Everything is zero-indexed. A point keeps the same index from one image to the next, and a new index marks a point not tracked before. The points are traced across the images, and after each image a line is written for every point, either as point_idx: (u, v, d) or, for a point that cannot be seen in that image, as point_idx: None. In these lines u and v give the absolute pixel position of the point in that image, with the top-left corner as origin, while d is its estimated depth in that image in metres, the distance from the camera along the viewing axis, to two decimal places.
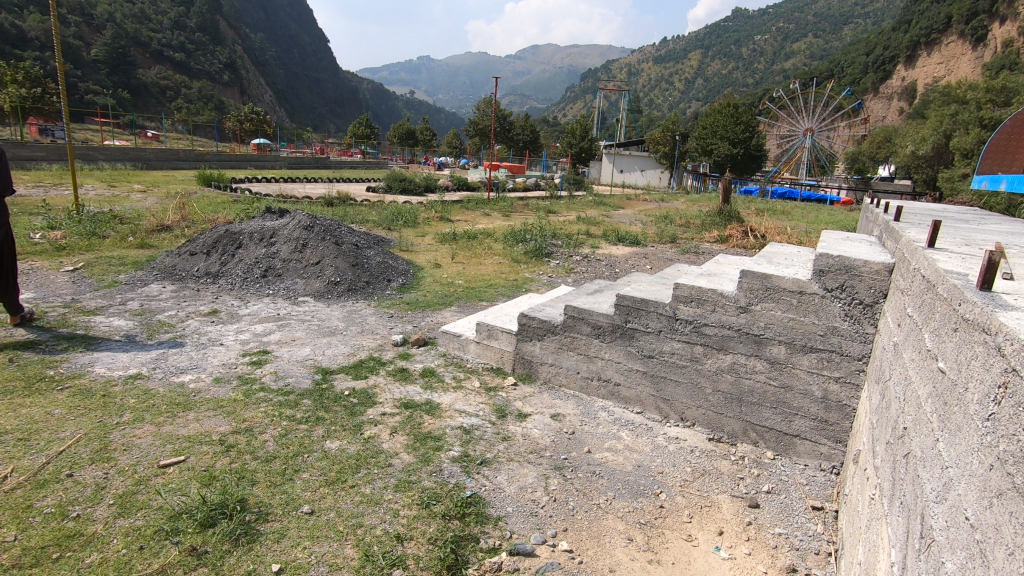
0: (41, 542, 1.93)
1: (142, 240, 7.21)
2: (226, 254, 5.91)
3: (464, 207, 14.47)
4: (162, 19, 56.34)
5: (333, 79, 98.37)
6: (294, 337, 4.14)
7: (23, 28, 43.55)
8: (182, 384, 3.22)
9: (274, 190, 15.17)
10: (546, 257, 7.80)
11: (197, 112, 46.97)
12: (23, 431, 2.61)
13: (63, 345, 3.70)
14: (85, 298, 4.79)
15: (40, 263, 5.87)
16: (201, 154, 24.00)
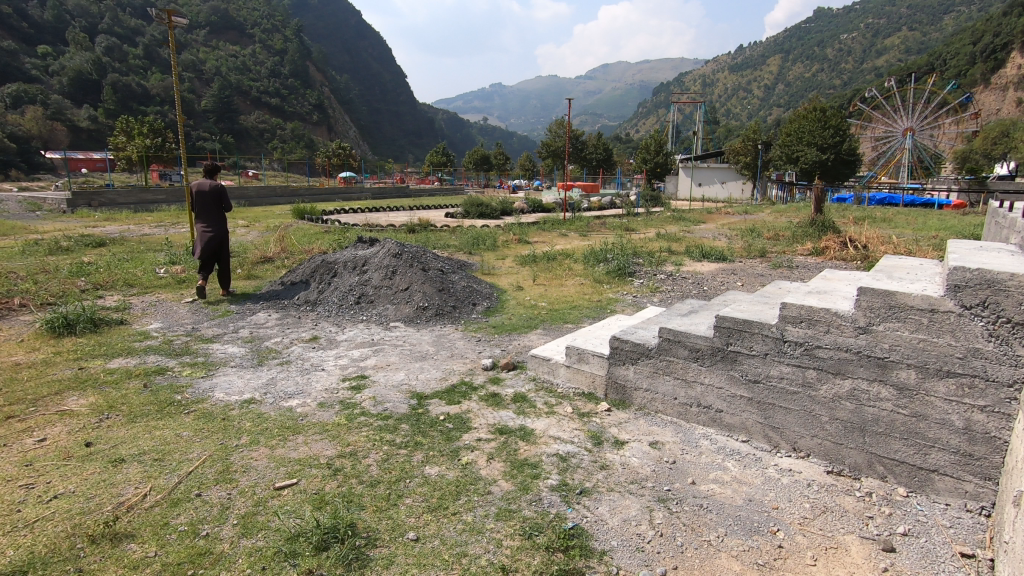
0: (177, 560, 2.07)
1: (248, 271, 7.83)
2: (323, 282, 6.26)
3: (541, 228, 14.62)
4: (261, 69, 62.02)
5: (411, 112, 103.27)
6: (388, 361, 4.28)
7: (146, 87, 49.44)
8: (290, 409, 3.40)
9: (361, 220, 16.04)
10: (629, 276, 7.64)
11: (291, 151, 50.86)
12: (158, 452, 2.85)
13: (188, 370, 4.05)
14: (203, 326, 5.24)
15: (165, 296, 6.53)
16: (295, 189, 25.89)
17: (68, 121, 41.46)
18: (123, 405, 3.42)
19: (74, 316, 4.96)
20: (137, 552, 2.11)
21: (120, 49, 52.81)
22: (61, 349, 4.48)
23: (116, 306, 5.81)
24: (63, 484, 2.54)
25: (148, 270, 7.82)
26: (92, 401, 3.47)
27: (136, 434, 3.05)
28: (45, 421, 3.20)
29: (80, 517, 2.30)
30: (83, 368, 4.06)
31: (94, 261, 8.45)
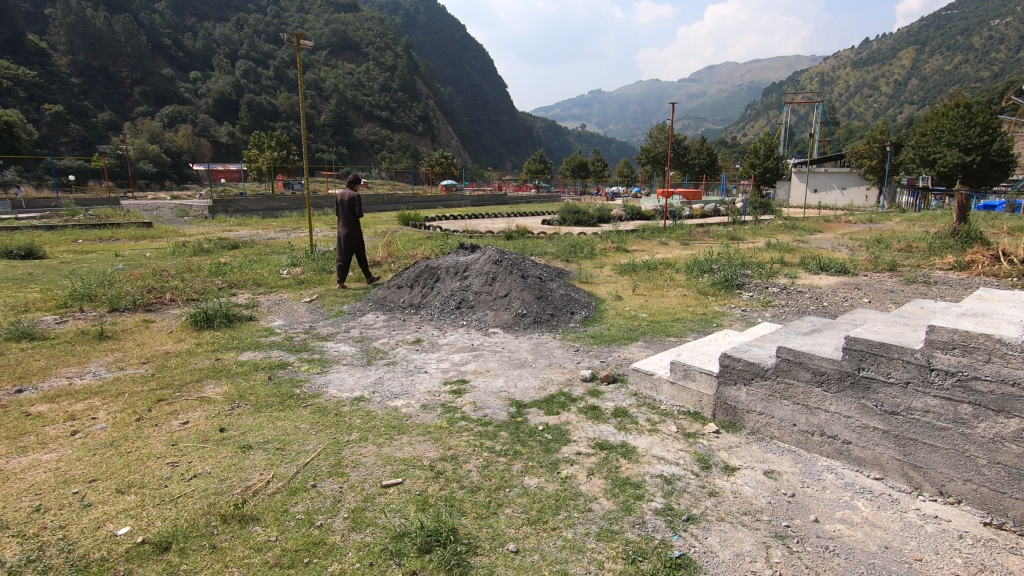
0: (294, 546, 2.21)
1: (359, 274, 8.34)
2: (427, 287, 6.49)
3: (640, 236, 14.26)
4: (373, 84, 66.26)
5: (511, 121, 105.37)
6: (488, 367, 4.34)
7: (275, 105, 54.71)
8: (396, 408, 3.54)
9: (462, 226, 16.56)
10: (737, 288, 7.20)
11: (397, 161, 53.81)
12: (279, 441, 3.08)
13: (306, 366, 4.36)
14: (320, 325, 5.64)
15: (287, 295, 7.13)
16: (401, 197, 27.32)
17: (211, 138, 46.90)
18: (251, 395, 3.75)
19: (213, 311, 5.53)
20: (261, 534, 2.28)
21: (255, 71, 58.91)
22: (202, 341, 5.02)
23: (247, 304, 6.43)
24: (201, 464, 2.82)
25: (274, 271, 8.61)
26: (226, 390, 3.84)
27: (262, 423, 3.32)
28: (188, 406, 3.58)
29: (216, 496, 2.54)
30: (219, 359, 4.52)
31: (230, 262, 9.43)
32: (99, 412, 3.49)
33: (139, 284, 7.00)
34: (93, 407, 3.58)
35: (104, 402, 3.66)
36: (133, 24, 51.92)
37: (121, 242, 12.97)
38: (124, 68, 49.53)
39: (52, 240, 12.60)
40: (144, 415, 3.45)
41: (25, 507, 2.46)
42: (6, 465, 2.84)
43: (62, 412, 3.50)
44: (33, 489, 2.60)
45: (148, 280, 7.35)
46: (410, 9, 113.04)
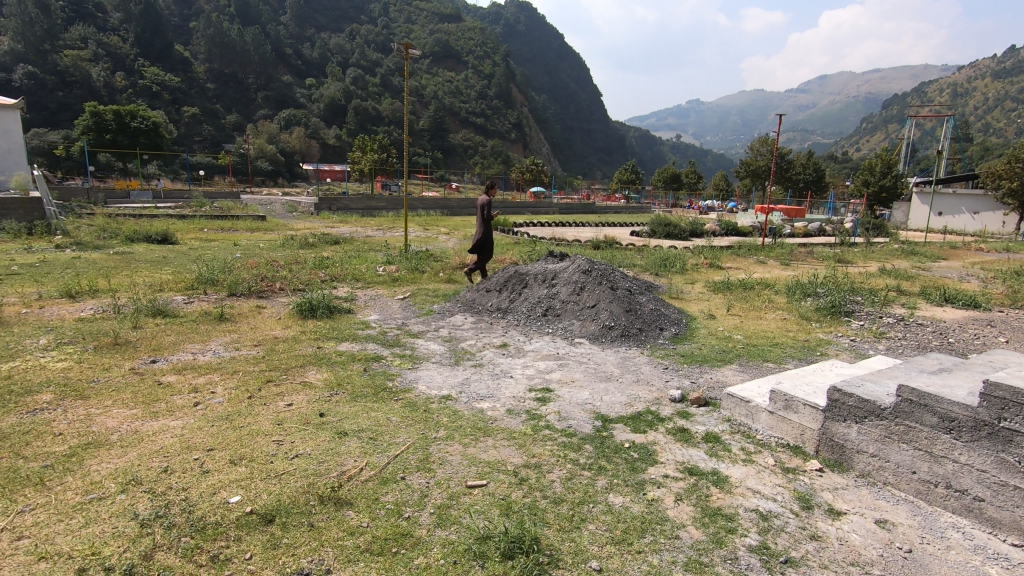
0: (384, 535, 2.29)
1: (449, 275, 8.60)
2: (515, 292, 6.55)
3: (735, 253, 13.61)
4: (471, 92, 68.28)
5: (603, 130, 104.51)
6: (573, 377, 4.30)
7: (379, 110, 57.89)
8: (482, 411, 3.59)
9: (549, 234, 16.59)
10: (845, 316, 6.64)
11: (489, 167, 54.95)
12: (372, 431, 3.23)
13: (398, 361, 4.55)
14: (412, 323, 5.86)
15: (382, 291, 7.49)
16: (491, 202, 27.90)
17: (320, 140, 50.45)
18: (348, 384, 3.97)
19: (316, 302, 5.92)
20: (354, 519, 2.40)
21: (363, 78, 62.64)
22: (305, 329, 5.38)
23: (347, 297, 6.82)
24: (302, 446, 3.01)
25: (371, 267, 9.09)
26: (325, 377, 4.09)
27: (357, 412, 3.50)
28: (292, 389, 3.85)
29: (315, 477, 2.70)
30: (321, 347, 4.83)
31: (333, 256, 10.06)
32: (217, 387, 3.83)
33: (254, 272, 7.64)
34: (213, 382, 3.95)
35: (222, 377, 4.04)
36: (262, 35, 57.06)
37: (239, 233, 14.26)
38: (251, 75, 54.48)
39: (183, 228, 14.10)
40: (255, 393, 3.75)
41: (155, 466, 2.75)
42: (141, 426, 3.19)
43: (187, 383, 3.90)
44: (161, 452, 2.90)
45: (261, 268, 8.02)
46: (511, 19, 115.49)
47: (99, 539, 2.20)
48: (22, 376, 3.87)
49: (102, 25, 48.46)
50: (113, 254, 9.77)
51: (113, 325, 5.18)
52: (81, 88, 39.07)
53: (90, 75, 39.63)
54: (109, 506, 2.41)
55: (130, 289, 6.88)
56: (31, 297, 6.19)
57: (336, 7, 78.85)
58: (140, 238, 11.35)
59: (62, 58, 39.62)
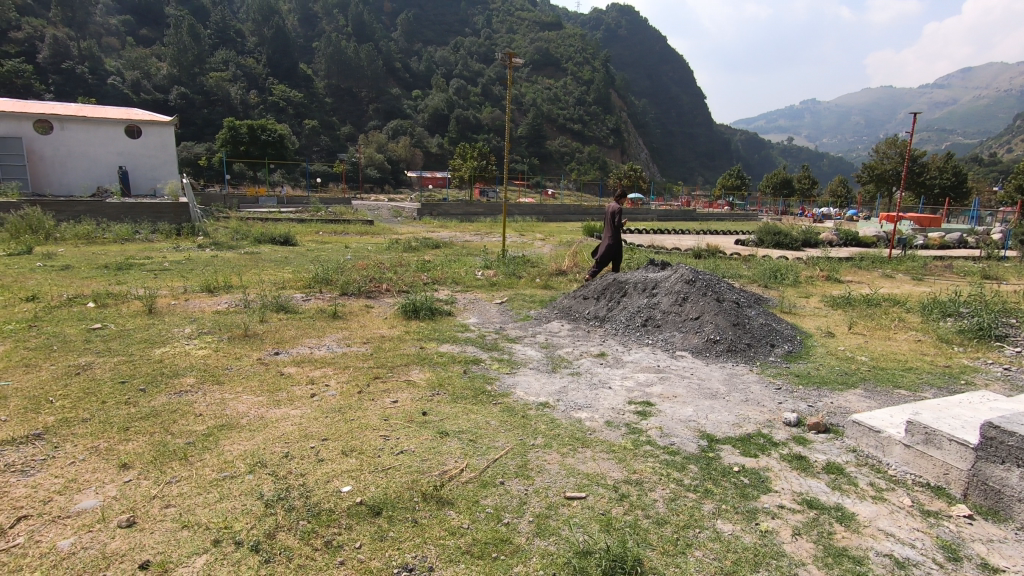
0: (483, 538, 2.31)
1: (546, 281, 8.61)
2: (613, 300, 6.41)
3: (856, 265, 12.42)
4: (569, 98, 68.32)
5: (707, 134, 100.12)
6: (675, 393, 4.10)
7: (480, 119, 59.61)
8: (581, 421, 3.53)
9: (647, 241, 16.12)
10: (996, 340, 5.80)
11: (586, 173, 54.56)
12: (472, 432, 3.29)
13: (496, 364, 4.61)
14: (509, 327, 5.92)
15: (481, 295, 7.66)
16: (587, 209, 27.67)
17: (424, 148, 52.86)
18: (449, 384, 4.08)
19: (420, 303, 6.17)
20: (455, 520, 2.44)
21: (466, 88, 64.79)
22: (410, 329, 5.63)
23: (447, 300, 7.04)
24: (407, 442, 3.13)
25: (470, 271, 9.34)
26: (428, 376, 4.24)
27: (458, 413, 3.58)
28: (397, 386, 4.03)
29: (418, 475, 2.79)
30: (424, 347, 5.02)
31: (434, 260, 10.47)
32: (331, 381, 4.10)
33: (364, 273, 8.15)
34: (327, 375, 4.23)
35: (335, 371, 4.31)
36: (375, 51, 60.89)
37: (351, 236, 15.31)
38: (364, 89, 58.30)
39: (302, 231, 15.38)
40: (364, 388, 3.96)
41: (277, 452, 2.98)
42: (266, 413, 3.48)
43: (305, 374, 4.21)
44: (283, 438, 3.14)
45: (370, 270, 8.52)
46: (612, 23, 114.10)
47: (231, 514, 2.42)
48: (171, 360, 4.38)
49: (241, 49, 54.25)
50: (243, 253, 10.82)
51: (243, 318, 5.72)
52: (222, 106, 43.91)
53: (230, 93, 44.46)
54: (240, 485, 2.65)
55: (257, 285, 7.59)
56: (177, 291, 7.01)
57: (443, 22, 82.42)
58: (266, 240, 12.52)
59: (208, 80, 44.79)
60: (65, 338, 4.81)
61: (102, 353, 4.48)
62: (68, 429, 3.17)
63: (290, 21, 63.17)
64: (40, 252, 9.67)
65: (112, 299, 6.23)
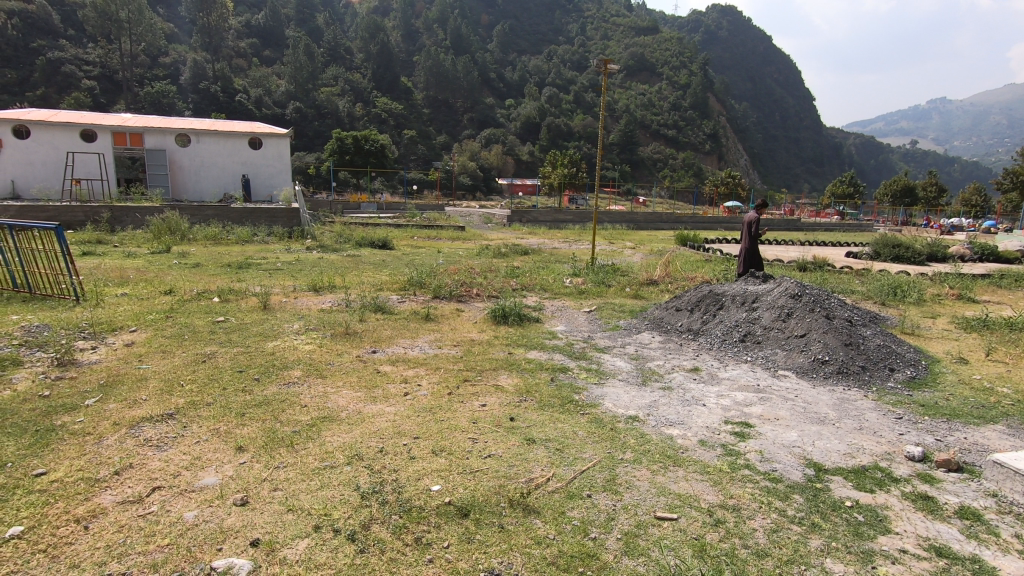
0: (569, 550, 2.28)
1: (636, 291, 8.41)
2: (708, 313, 6.11)
3: (992, 283, 10.99)
4: (664, 104, 66.50)
5: (814, 138, 93.41)
6: (777, 415, 3.82)
7: (571, 126, 59.60)
8: (672, 438, 3.38)
9: (745, 251, 15.24)
10: None
11: (679, 180, 52.78)
12: (560, 441, 3.26)
13: (584, 374, 4.55)
14: (598, 336, 5.84)
15: (570, 302, 7.62)
16: (680, 217, 26.71)
17: (515, 156, 53.70)
18: (537, 392, 4.07)
19: (509, 308, 6.24)
20: (541, 529, 2.43)
21: (558, 96, 65.05)
22: (499, 334, 5.71)
23: (535, 306, 7.06)
24: (494, 446, 3.16)
25: (558, 278, 9.31)
26: (516, 382, 4.26)
27: (546, 421, 3.56)
28: (486, 390, 4.08)
29: (505, 480, 2.80)
30: (511, 353, 5.06)
31: (522, 266, 10.56)
32: (423, 380, 4.25)
33: (455, 277, 8.38)
34: (419, 375, 4.38)
35: (427, 371, 4.46)
36: (471, 63, 62.85)
37: (443, 241, 15.88)
38: (460, 99, 60.26)
39: (399, 235, 16.17)
40: (454, 390, 4.06)
41: (373, 446, 3.12)
42: (363, 408, 3.66)
43: (399, 373, 4.39)
44: (377, 433, 3.28)
45: (462, 274, 8.77)
46: (712, 25, 109.75)
47: (331, 502, 2.56)
48: (281, 353, 4.74)
49: (349, 65, 58.13)
50: (345, 256, 11.52)
51: (345, 317, 6.09)
52: (331, 119, 47.22)
53: (338, 107, 47.76)
54: (338, 475, 2.80)
55: (358, 286, 8.06)
56: (289, 289, 7.62)
57: (538, 31, 83.45)
58: (366, 243, 13.28)
59: (319, 95, 48.34)
60: (194, 328, 5.37)
61: (224, 343, 4.95)
62: (195, 410, 3.52)
63: (394, 37, 66.79)
64: (176, 251, 10.93)
65: (232, 294, 6.86)
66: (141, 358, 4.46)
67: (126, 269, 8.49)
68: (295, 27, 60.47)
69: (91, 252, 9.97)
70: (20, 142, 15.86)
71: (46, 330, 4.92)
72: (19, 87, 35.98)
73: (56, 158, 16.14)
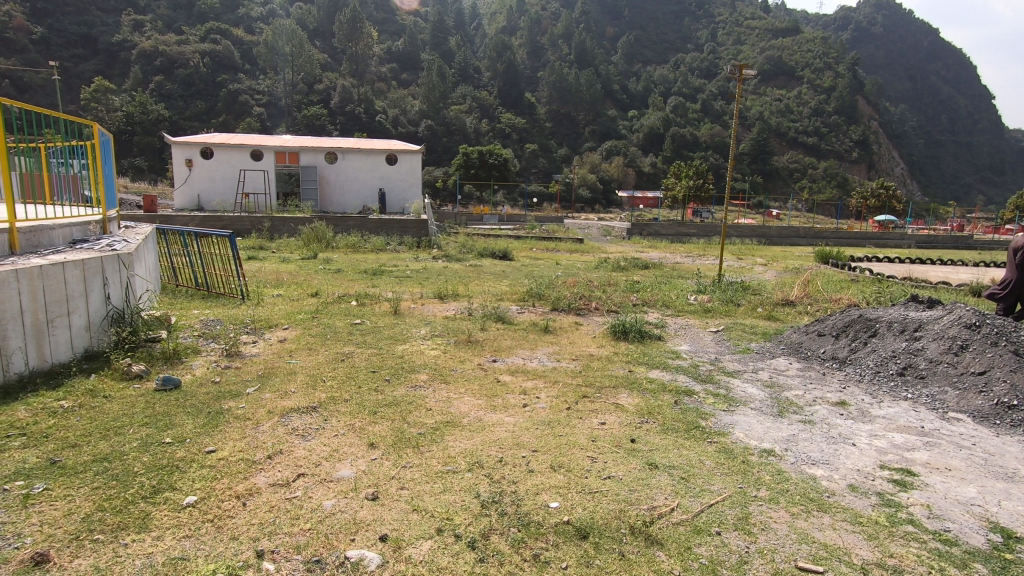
0: None
1: (770, 311, 7.76)
2: (858, 340, 5.45)
3: None
4: (804, 109, 61.32)
5: (992, 142, 80.66)
6: (949, 465, 3.28)
7: (698, 136, 57.18)
8: (816, 479, 3.03)
9: (901, 272, 13.46)
10: None
11: (820, 192, 48.23)
12: (685, 470, 3.06)
13: (711, 399, 4.25)
14: (725, 359, 5.46)
15: (694, 321, 7.23)
16: (821, 231, 24.34)
17: (637, 168, 52.63)
18: (659, 414, 3.88)
19: (630, 325, 6.07)
20: (665, 562, 2.28)
21: (685, 106, 62.67)
22: (618, 351, 5.56)
23: (657, 323, 6.79)
24: (614, 468, 3.05)
25: (681, 294, 8.88)
26: (637, 402, 4.10)
27: (669, 446, 3.38)
28: (606, 408, 3.97)
29: (626, 505, 2.68)
30: (632, 371, 4.89)
31: (643, 281, 10.26)
32: (541, 394, 4.23)
33: (574, 290, 8.34)
34: (538, 388, 4.38)
35: (546, 385, 4.44)
36: (595, 76, 62.93)
37: (562, 253, 15.95)
38: (582, 112, 60.39)
39: (519, 247, 16.53)
40: (573, 405, 4.01)
41: (492, 454, 3.17)
42: (484, 417, 3.74)
43: (518, 384, 4.43)
44: (497, 443, 3.32)
45: (580, 287, 8.70)
46: (864, 20, 99.59)
47: (453, 506, 2.63)
48: (409, 357, 5.01)
49: (478, 83, 60.98)
50: (468, 266, 12.02)
51: (468, 325, 6.31)
52: (459, 135, 49.71)
53: (465, 124, 50.30)
54: (460, 480, 2.87)
55: (479, 295, 8.34)
56: (416, 295, 8.11)
57: (665, 40, 81.50)
58: (488, 254, 13.75)
59: (449, 112, 51.17)
60: (335, 328, 5.88)
61: (361, 344, 5.35)
62: (334, 405, 3.83)
63: (520, 55, 69.02)
64: (322, 257, 12.13)
65: (368, 299, 7.43)
66: (291, 353, 4.96)
67: (281, 272, 9.55)
68: (430, 50, 64.82)
69: (255, 257, 11.40)
70: (206, 161, 18.55)
71: (218, 324, 5.68)
72: (206, 116, 42.17)
73: (231, 174, 18.70)
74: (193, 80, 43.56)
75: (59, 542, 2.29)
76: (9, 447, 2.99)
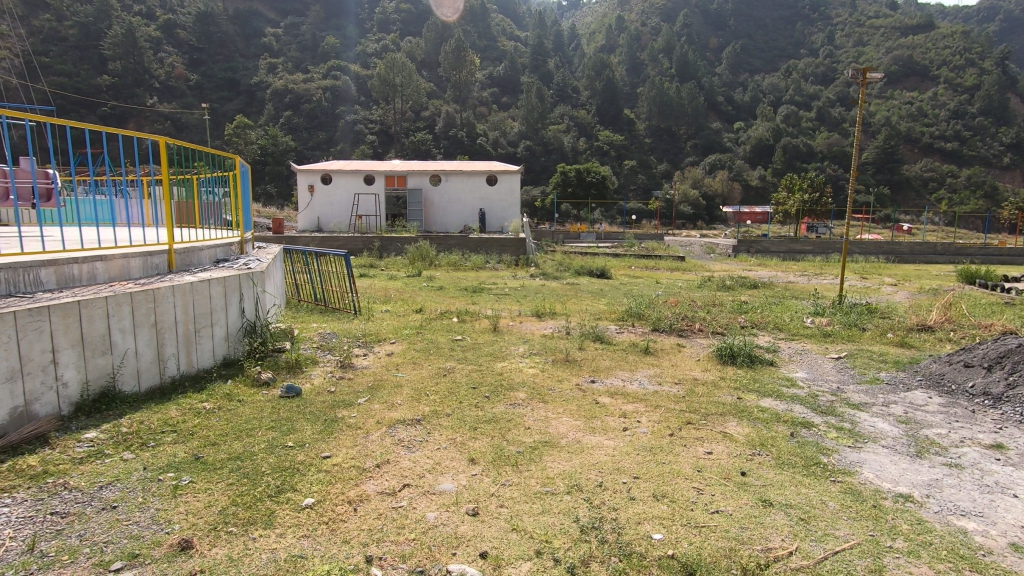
0: None
1: (902, 338, 6.95)
2: (1017, 374, 4.73)
3: None
4: (940, 112, 55.10)
5: None
6: None
7: (813, 146, 53.27)
8: (965, 532, 2.64)
9: None
10: None
11: (962, 202, 42.82)
12: (804, 511, 2.80)
13: (833, 433, 3.87)
14: (849, 389, 4.95)
15: (811, 346, 6.66)
16: (963, 248, 21.60)
17: (743, 181, 50.01)
18: (773, 447, 3.60)
19: (737, 348, 5.72)
20: None
21: (797, 114, 58.79)
22: (726, 375, 5.26)
23: (768, 347, 6.34)
24: (724, 502, 2.86)
25: (796, 316, 8.22)
26: (747, 432, 3.83)
27: (785, 482, 3.11)
28: (712, 437, 3.75)
29: (737, 544, 2.50)
30: (741, 399, 4.58)
31: (751, 301, 9.65)
32: (642, 418, 4.09)
33: (675, 310, 8.04)
34: (638, 412, 4.23)
35: (647, 409, 4.28)
36: (697, 89, 61.07)
37: (662, 272, 15.50)
38: (684, 126, 58.66)
39: (618, 265, 16.27)
40: (676, 432, 3.83)
41: (592, 479, 3.10)
42: (583, 438, 3.69)
43: (618, 407, 4.30)
44: (597, 466, 3.26)
45: (681, 307, 8.36)
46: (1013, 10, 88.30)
47: (552, 529, 2.60)
48: (507, 373, 5.09)
49: (576, 102, 61.46)
50: (565, 284, 12.03)
51: (565, 343, 6.30)
52: (557, 154, 50.27)
53: (563, 143, 50.84)
54: (558, 503, 2.84)
55: (577, 314, 8.29)
56: (515, 313, 8.22)
57: (774, 48, 77.39)
58: (586, 272, 13.65)
59: (548, 132, 51.91)
60: (437, 344, 6.11)
61: (461, 360, 5.52)
62: (437, 418, 3.97)
63: (620, 71, 68.69)
64: (425, 275, 12.71)
65: (468, 316, 7.65)
66: (397, 367, 5.22)
67: (389, 289, 10.12)
68: (530, 73, 66.46)
69: (367, 274, 12.19)
70: (325, 186, 20.21)
71: (334, 337, 6.10)
72: (327, 145, 46.22)
73: (346, 199, 20.22)
74: (316, 113, 48.01)
75: (199, 530, 2.55)
76: (162, 442, 3.41)
